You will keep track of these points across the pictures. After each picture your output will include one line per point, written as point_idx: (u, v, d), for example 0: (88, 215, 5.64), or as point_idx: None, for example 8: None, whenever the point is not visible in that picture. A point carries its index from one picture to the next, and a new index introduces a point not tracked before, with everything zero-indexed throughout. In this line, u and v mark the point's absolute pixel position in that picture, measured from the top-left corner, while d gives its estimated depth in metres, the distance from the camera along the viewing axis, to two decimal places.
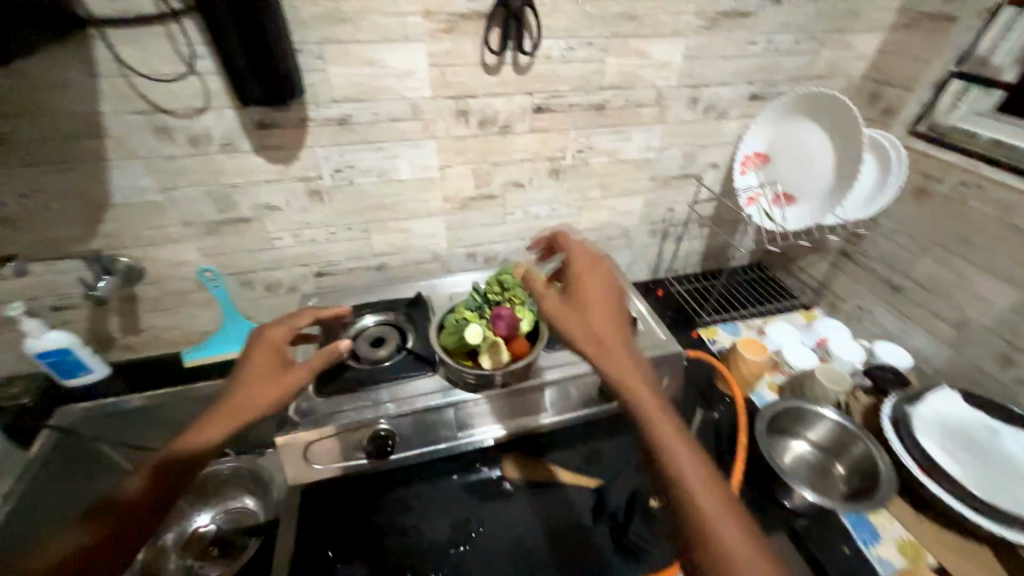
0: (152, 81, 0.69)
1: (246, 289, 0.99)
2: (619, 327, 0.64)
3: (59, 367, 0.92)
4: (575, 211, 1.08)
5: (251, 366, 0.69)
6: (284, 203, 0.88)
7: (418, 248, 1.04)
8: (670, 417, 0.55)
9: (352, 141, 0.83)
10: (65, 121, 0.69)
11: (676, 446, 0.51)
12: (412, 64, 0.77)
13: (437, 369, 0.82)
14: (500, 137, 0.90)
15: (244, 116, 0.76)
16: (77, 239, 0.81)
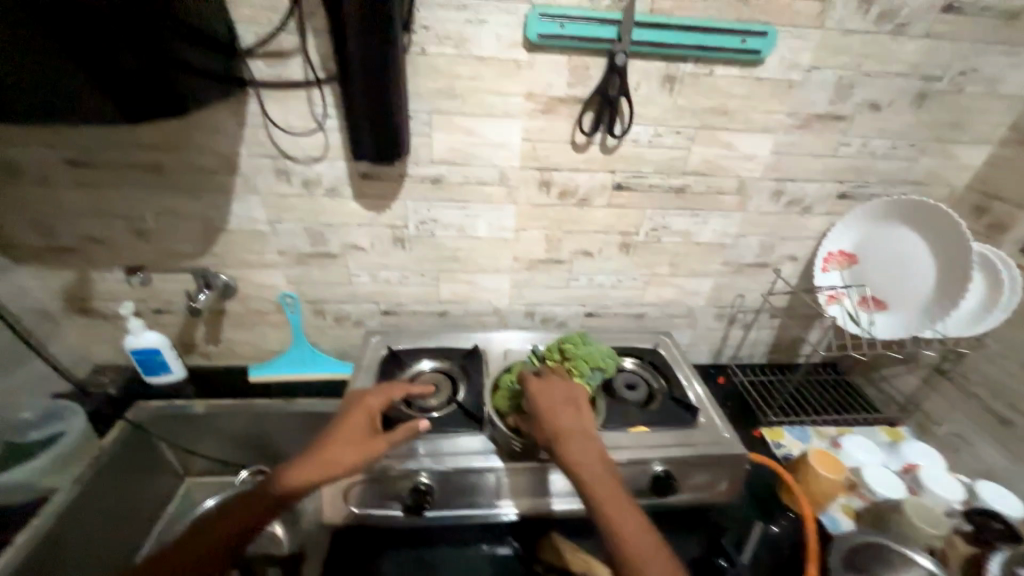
0: (284, 132, 0.79)
1: (318, 318, 1.06)
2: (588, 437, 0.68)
3: (146, 365, 1.01)
4: (640, 284, 1.07)
5: (343, 421, 0.73)
6: (368, 244, 0.95)
7: (481, 300, 1.07)
8: (643, 534, 0.60)
9: (440, 198, 0.89)
10: (209, 158, 0.80)
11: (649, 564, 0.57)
12: (507, 136, 0.83)
13: (483, 429, 0.81)
14: (577, 208, 0.93)
15: (352, 168, 0.84)
16: (191, 255, 0.92)
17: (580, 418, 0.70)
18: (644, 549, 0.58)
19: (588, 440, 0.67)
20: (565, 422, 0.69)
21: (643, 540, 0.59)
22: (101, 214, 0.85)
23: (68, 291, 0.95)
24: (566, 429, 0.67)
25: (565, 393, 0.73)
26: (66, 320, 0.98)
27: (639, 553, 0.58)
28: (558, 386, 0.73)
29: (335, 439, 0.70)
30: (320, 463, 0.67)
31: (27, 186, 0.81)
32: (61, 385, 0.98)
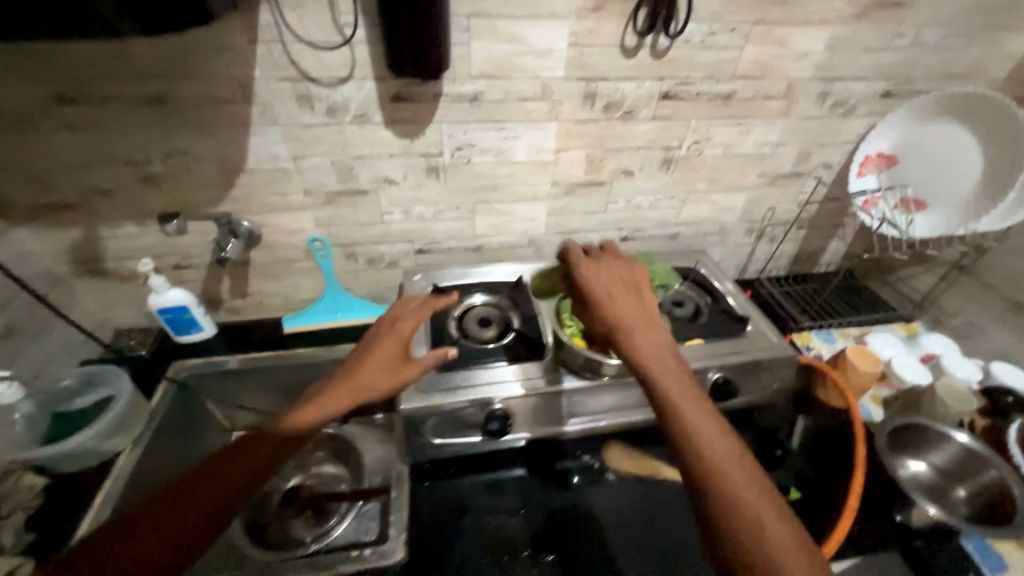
0: (306, 48, 0.69)
1: (350, 262, 1.01)
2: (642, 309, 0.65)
3: (175, 324, 0.96)
4: (677, 203, 1.05)
5: (374, 347, 0.68)
6: (401, 177, 0.88)
7: (518, 231, 1.03)
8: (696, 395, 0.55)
9: (479, 119, 0.82)
10: (221, 84, 0.71)
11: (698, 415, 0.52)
12: (552, 42, 0.75)
13: (544, 357, 0.81)
14: (621, 123, 0.88)
15: (382, 89, 0.75)
16: (210, 202, 0.84)
17: (635, 294, 0.67)
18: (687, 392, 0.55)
19: (640, 312, 0.64)
20: (616, 292, 0.67)
21: (682, 386, 0.55)
22: (102, 159, 0.75)
23: (76, 251, 0.86)
24: (617, 298, 0.65)
25: (620, 271, 0.71)
26: (78, 284, 0.91)
27: (678, 397, 0.54)
28: (608, 269, 0.71)
29: (362, 364, 0.65)
30: (353, 390, 0.62)
31: (11, 130, 0.70)
32: (89, 350, 0.94)
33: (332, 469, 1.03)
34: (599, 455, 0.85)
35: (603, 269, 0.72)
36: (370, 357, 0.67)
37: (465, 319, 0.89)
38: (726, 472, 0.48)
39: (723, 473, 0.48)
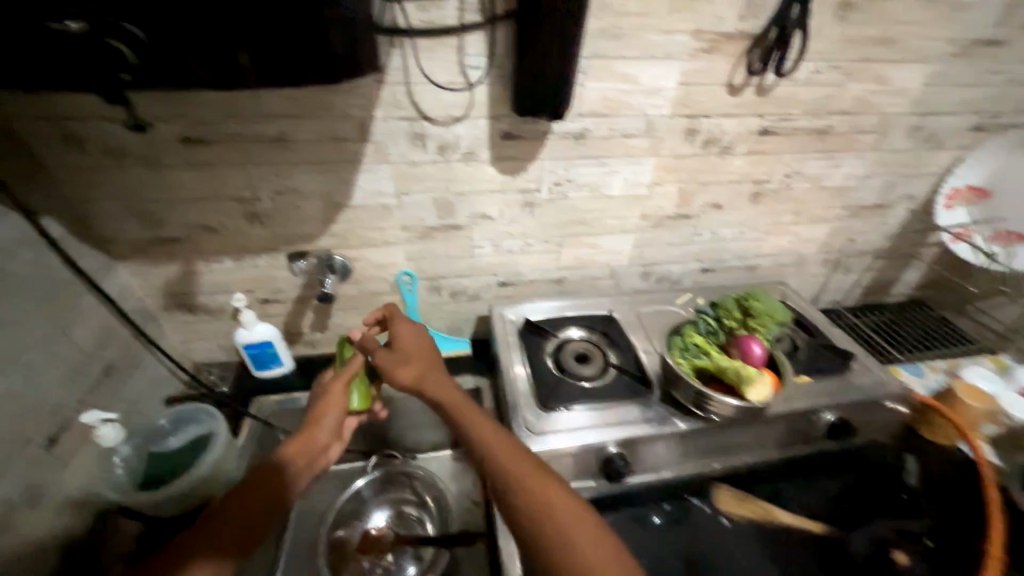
0: (428, 88, 0.69)
1: (432, 295, 1.00)
2: (429, 353, 0.74)
3: (257, 360, 0.94)
4: (760, 235, 1.04)
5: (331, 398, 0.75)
6: (496, 212, 0.88)
7: (601, 264, 1.01)
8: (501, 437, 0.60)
9: (581, 156, 0.82)
10: (341, 124, 0.71)
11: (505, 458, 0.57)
12: (664, 81, 0.75)
13: (653, 391, 0.79)
14: (718, 158, 0.88)
15: (494, 127, 0.76)
16: (310, 237, 0.84)
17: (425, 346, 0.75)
18: (492, 442, 0.59)
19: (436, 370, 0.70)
20: (424, 362, 0.72)
21: (491, 436, 0.60)
22: (213, 196, 0.75)
23: (169, 286, 0.85)
24: (413, 345, 0.74)
25: (422, 334, 0.77)
26: (166, 319, 0.90)
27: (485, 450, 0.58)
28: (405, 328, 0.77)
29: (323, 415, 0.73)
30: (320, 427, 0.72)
31: (132, 167, 0.70)
32: (172, 386, 0.91)
33: (410, 510, 0.98)
34: (707, 498, 0.78)
35: (405, 335, 0.76)
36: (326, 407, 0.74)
37: (563, 354, 0.86)
38: (549, 505, 0.52)
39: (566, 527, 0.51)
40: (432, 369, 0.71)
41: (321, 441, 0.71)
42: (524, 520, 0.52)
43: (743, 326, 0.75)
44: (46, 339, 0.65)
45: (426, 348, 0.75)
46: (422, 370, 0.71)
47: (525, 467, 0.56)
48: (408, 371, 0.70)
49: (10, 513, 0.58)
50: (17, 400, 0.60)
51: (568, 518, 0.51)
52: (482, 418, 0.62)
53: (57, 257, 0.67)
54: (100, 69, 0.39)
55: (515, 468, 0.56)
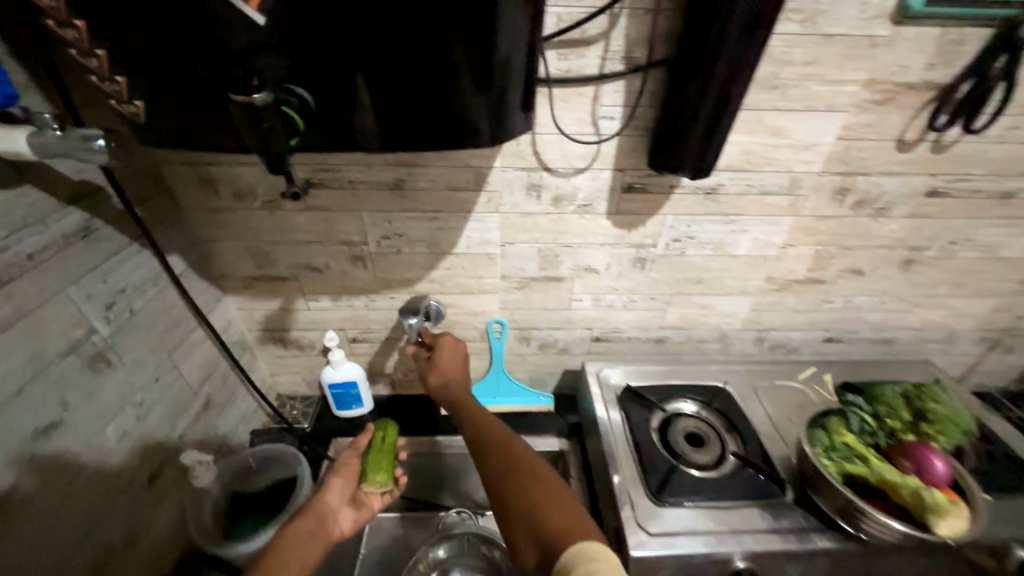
0: (555, 139, 0.65)
1: (521, 345, 0.93)
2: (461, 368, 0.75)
3: (339, 399, 0.91)
4: (905, 306, 0.89)
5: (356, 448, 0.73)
6: (604, 266, 0.80)
7: (710, 326, 0.91)
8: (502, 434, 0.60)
9: (709, 212, 0.74)
10: (459, 172, 0.68)
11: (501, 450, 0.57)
12: (820, 135, 0.66)
13: (788, 491, 0.67)
14: (869, 220, 0.76)
15: (617, 179, 0.69)
16: (408, 281, 0.81)
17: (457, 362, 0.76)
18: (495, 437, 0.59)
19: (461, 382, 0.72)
20: (449, 369, 0.74)
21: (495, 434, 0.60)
22: (323, 238, 0.74)
23: (268, 320, 0.85)
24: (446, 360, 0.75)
25: (460, 351, 0.77)
26: (260, 351, 0.90)
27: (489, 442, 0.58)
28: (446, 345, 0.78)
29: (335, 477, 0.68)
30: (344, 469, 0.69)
31: (254, 209, 0.71)
32: (258, 419, 0.91)
33: None
34: None
35: (447, 348, 0.77)
36: (338, 474, 0.69)
37: (673, 431, 0.76)
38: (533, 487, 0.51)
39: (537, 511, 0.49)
40: (454, 377, 0.73)
41: (328, 500, 0.65)
42: (501, 508, 0.51)
43: (913, 430, 0.62)
44: (160, 375, 0.66)
45: (462, 369, 0.76)
46: (446, 380, 0.73)
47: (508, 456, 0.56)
48: (435, 377, 0.73)
49: (110, 557, 0.57)
50: (131, 435, 0.60)
51: (541, 500, 0.50)
52: (489, 418, 0.64)
53: (177, 294, 0.68)
54: (263, 136, 0.39)
55: (509, 455, 0.56)
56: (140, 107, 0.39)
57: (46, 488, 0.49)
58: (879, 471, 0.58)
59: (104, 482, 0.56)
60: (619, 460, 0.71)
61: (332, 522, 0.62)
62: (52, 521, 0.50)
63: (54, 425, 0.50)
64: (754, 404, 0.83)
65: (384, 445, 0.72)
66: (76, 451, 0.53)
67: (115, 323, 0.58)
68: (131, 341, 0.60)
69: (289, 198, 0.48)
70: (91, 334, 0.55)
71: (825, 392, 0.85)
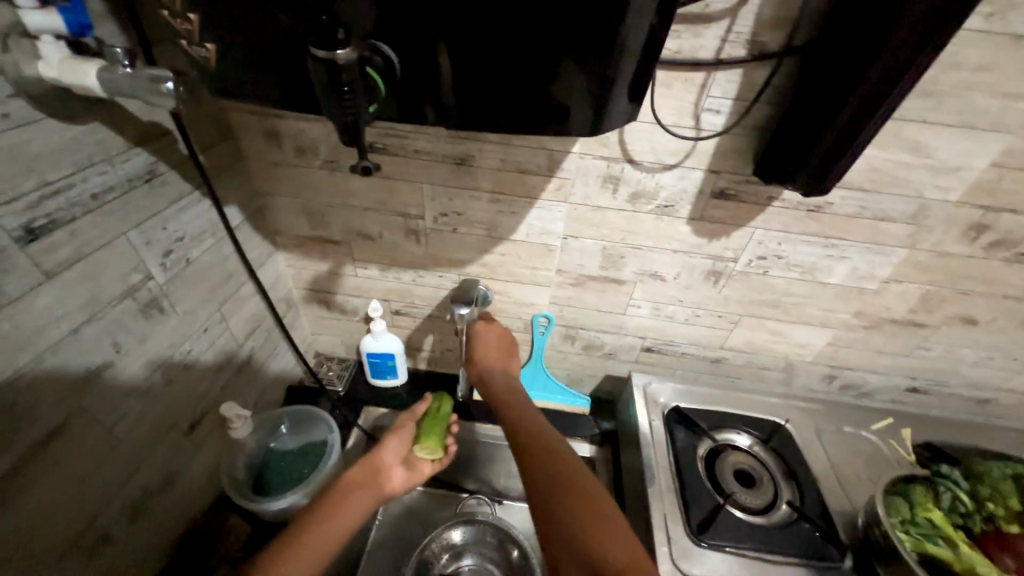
0: (647, 128, 0.57)
1: (565, 343, 0.88)
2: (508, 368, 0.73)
3: (375, 368, 0.90)
4: (1017, 366, 0.77)
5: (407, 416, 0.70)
6: (672, 274, 0.73)
7: (778, 354, 0.82)
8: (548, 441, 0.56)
9: (806, 232, 0.64)
10: (533, 153, 0.62)
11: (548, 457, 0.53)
12: (971, 158, 0.55)
13: (843, 555, 0.61)
14: (1001, 265, 0.64)
15: (709, 181, 0.61)
16: (459, 262, 0.77)
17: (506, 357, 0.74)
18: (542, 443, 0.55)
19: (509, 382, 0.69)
20: (490, 362, 0.72)
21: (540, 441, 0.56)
22: (380, 206, 0.71)
23: (315, 281, 0.84)
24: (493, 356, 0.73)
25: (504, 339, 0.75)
26: (304, 309, 0.90)
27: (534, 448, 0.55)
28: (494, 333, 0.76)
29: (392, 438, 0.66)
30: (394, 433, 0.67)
31: (314, 168, 0.68)
32: (295, 376, 0.91)
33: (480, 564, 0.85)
34: None
35: (491, 333, 0.75)
36: (392, 433, 0.67)
37: (722, 464, 0.70)
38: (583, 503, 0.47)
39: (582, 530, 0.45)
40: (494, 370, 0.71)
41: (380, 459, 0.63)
42: (542, 515, 0.48)
43: (1019, 522, 0.54)
44: (208, 327, 0.66)
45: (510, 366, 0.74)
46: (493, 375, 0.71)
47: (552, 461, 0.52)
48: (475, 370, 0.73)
49: (146, 499, 0.59)
50: (175, 382, 0.61)
51: (589, 518, 0.46)
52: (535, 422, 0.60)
53: (233, 246, 0.67)
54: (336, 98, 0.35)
55: (558, 466, 0.51)
56: (211, 52, 0.35)
57: (89, 428, 0.50)
58: (971, 562, 0.51)
59: (147, 426, 0.57)
60: (660, 488, 0.66)
61: (383, 479, 0.62)
62: (94, 458, 0.51)
63: (104, 366, 0.51)
64: (815, 448, 0.75)
65: (439, 414, 0.70)
66: (123, 393, 0.53)
67: (171, 271, 0.58)
68: (184, 291, 0.60)
69: (358, 172, 0.41)
70: (148, 280, 0.54)
71: (900, 449, 0.76)
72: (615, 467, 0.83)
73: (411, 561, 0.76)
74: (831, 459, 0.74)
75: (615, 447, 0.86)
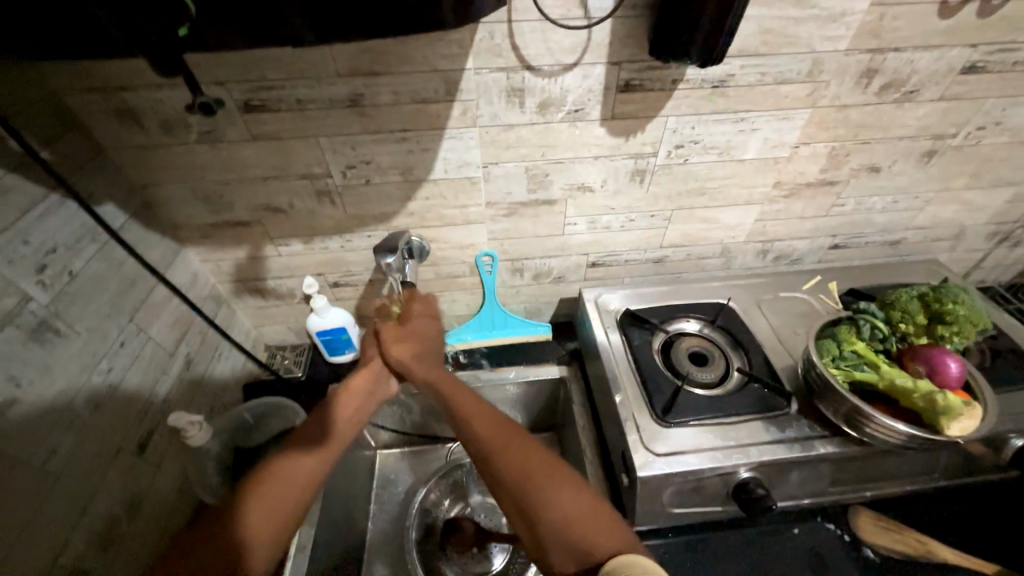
0: (538, 25, 0.54)
1: (514, 276, 0.88)
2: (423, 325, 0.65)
3: (330, 346, 0.87)
4: (919, 204, 0.83)
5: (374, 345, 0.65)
6: (599, 183, 0.72)
7: (713, 240, 0.85)
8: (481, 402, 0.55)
9: (715, 110, 0.65)
10: (426, 80, 0.57)
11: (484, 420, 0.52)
12: (851, 1, 0.55)
13: (791, 403, 0.67)
14: (894, 107, 0.67)
15: (613, 74, 0.59)
16: (384, 217, 0.73)
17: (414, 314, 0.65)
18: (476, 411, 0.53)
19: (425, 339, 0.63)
20: (426, 344, 0.62)
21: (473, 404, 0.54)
22: (281, 173, 0.65)
23: (238, 271, 0.78)
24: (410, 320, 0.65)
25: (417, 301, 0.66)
26: (237, 304, 0.84)
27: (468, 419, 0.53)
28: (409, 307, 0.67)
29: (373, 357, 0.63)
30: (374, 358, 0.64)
31: (192, 143, 0.61)
32: (248, 374, 0.87)
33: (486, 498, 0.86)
34: (843, 522, 0.67)
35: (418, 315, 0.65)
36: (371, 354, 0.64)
37: (677, 351, 0.75)
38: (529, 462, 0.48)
39: (572, 514, 0.44)
40: (431, 354, 0.62)
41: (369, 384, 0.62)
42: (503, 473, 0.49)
43: (927, 334, 0.61)
44: (125, 340, 0.61)
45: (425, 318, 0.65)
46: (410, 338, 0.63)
47: (520, 443, 0.49)
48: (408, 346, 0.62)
49: (114, 525, 0.56)
50: (104, 406, 0.57)
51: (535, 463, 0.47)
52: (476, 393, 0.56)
53: (124, 250, 0.61)
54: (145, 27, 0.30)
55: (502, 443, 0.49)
56: None
57: (16, 469, 0.46)
58: (890, 377, 0.57)
59: (86, 456, 0.54)
60: (624, 388, 0.70)
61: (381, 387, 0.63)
62: (34, 496, 0.47)
63: (9, 405, 0.46)
64: (758, 318, 0.81)
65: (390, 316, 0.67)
66: (42, 427, 0.49)
67: (55, 289, 0.52)
68: (80, 308, 0.55)
69: (200, 111, 0.44)
70: (28, 303, 0.49)
71: (829, 300, 0.83)
72: (584, 381, 0.87)
73: (412, 512, 0.78)
74: (773, 325, 0.80)
75: (582, 363, 0.89)
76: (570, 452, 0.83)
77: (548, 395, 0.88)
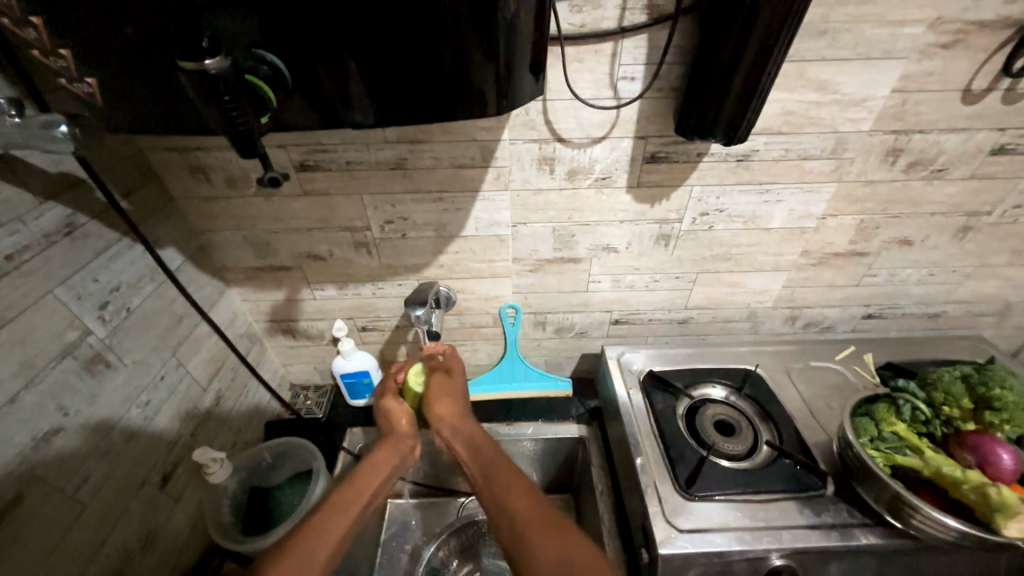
0: (570, 104, 0.59)
1: (536, 330, 0.88)
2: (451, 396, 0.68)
3: (352, 389, 0.88)
4: (957, 278, 0.81)
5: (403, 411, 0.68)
6: (624, 245, 0.74)
7: (740, 305, 0.85)
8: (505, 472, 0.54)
9: (740, 181, 0.67)
10: (465, 148, 0.62)
11: (508, 489, 0.52)
12: (873, 88, 0.58)
13: (826, 484, 0.62)
14: (923, 184, 0.68)
15: (639, 147, 0.63)
16: (416, 268, 0.77)
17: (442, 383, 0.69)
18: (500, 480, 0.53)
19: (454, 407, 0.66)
20: (454, 410, 0.65)
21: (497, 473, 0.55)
22: (325, 224, 0.70)
23: (274, 311, 0.82)
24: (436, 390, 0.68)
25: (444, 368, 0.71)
26: (270, 342, 0.88)
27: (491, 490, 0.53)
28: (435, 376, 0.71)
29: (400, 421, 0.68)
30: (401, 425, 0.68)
31: (250, 196, 0.67)
32: (271, 412, 0.89)
33: (496, 562, 0.82)
34: None
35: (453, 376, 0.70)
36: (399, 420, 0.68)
37: (702, 419, 0.72)
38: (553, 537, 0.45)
39: None
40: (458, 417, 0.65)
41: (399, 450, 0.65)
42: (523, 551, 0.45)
43: (975, 420, 0.57)
44: (165, 374, 0.64)
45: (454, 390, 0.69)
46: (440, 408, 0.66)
47: (545, 520, 0.47)
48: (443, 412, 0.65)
49: (126, 563, 0.56)
50: (138, 437, 0.59)
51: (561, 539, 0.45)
52: (500, 461, 0.56)
53: (176, 289, 0.66)
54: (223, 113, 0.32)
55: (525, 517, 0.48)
56: (93, 86, 0.35)
57: (48, 495, 0.47)
58: (936, 465, 0.53)
59: (113, 487, 0.55)
60: (646, 455, 0.67)
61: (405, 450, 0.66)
62: (58, 527, 0.48)
63: (53, 432, 0.48)
64: (788, 388, 0.78)
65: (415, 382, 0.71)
66: (78, 456, 0.51)
67: (112, 323, 0.56)
68: (130, 342, 0.58)
69: (266, 185, 0.40)
70: (87, 337, 0.53)
71: (865, 373, 0.79)
72: (604, 442, 0.84)
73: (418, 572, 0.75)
74: (804, 396, 0.77)
75: (602, 423, 0.87)
76: (587, 518, 0.79)
77: (566, 454, 0.86)
